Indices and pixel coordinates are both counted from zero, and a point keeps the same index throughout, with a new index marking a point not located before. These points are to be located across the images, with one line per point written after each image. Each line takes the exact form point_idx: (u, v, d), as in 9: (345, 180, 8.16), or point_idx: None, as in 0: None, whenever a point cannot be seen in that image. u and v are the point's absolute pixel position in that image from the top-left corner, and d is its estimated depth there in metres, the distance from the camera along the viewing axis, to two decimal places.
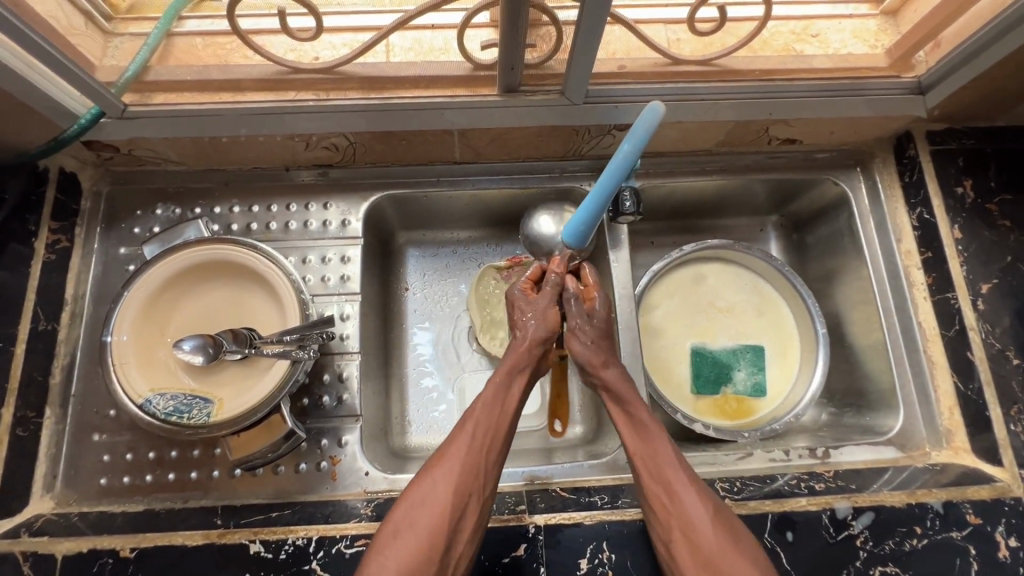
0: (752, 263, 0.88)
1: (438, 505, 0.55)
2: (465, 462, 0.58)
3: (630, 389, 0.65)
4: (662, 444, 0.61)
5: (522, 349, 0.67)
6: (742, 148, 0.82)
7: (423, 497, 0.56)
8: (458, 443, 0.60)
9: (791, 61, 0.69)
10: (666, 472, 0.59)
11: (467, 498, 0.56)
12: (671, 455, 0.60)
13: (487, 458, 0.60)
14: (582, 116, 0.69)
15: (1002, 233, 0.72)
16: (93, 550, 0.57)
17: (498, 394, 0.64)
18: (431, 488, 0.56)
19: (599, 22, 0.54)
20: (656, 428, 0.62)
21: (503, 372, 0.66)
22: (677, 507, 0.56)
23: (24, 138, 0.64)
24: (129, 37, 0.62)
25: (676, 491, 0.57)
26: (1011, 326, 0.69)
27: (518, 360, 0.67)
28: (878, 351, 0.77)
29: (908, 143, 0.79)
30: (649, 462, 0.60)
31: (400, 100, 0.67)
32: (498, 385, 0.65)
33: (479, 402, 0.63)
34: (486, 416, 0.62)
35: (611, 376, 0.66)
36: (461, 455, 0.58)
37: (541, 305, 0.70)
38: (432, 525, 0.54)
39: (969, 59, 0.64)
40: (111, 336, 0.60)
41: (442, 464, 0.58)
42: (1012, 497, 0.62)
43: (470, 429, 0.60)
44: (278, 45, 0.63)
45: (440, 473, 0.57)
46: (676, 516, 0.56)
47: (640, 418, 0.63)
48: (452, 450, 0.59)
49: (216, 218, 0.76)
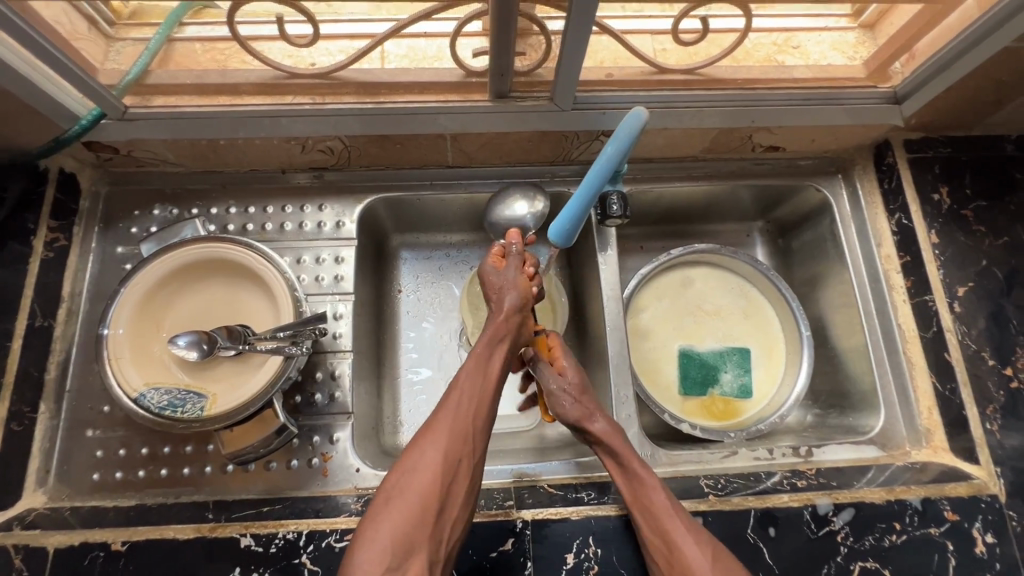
0: (738, 267, 0.90)
1: (429, 472, 0.57)
2: (452, 431, 0.60)
3: (621, 442, 0.64)
4: (656, 493, 0.60)
5: (499, 322, 0.68)
6: (727, 155, 0.84)
7: (414, 468, 0.57)
8: (444, 413, 0.61)
9: (772, 71, 0.72)
10: (660, 521, 0.58)
11: (457, 462, 0.58)
12: (666, 502, 0.60)
13: (473, 421, 0.61)
14: (571, 121, 0.71)
15: (977, 238, 0.75)
16: (84, 543, 0.58)
17: (479, 364, 0.64)
18: (420, 462, 0.58)
19: (586, 30, 0.57)
20: (651, 478, 0.61)
21: (484, 342, 0.66)
22: (674, 552, 0.56)
23: (26, 138, 0.65)
24: (131, 42, 0.63)
25: (673, 538, 0.57)
26: (986, 327, 0.71)
27: (498, 330, 0.67)
28: (860, 352, 0.79)
29: (887, 150, 0.81)
30: (642, 508, 0.60)
31: (394, 104, 0.69)
32: (478, 356, 0.65)
33: (461, 375, 0.64)
34: (469, 386, 0.63)
35: (599, 428, 0.66)
36: (447, 425, 0.60)
37: (512, 276, 0.71)
38: (423, 494, 0.56)
39: (941, 71, 0.67)
40: (108, 329, 0.61)
41: (431, 434, 0.59)
42: (988, 494, 0.64)
43: (455, 398, 0.62)
44: (276, 51, 0.65)
45: (429, 443, 0.59)
46: (672, 558, 0.56)
47: (632, 468, 0.62)
48: (439, 422, 0.60)
49: (213, 218, 0.78)
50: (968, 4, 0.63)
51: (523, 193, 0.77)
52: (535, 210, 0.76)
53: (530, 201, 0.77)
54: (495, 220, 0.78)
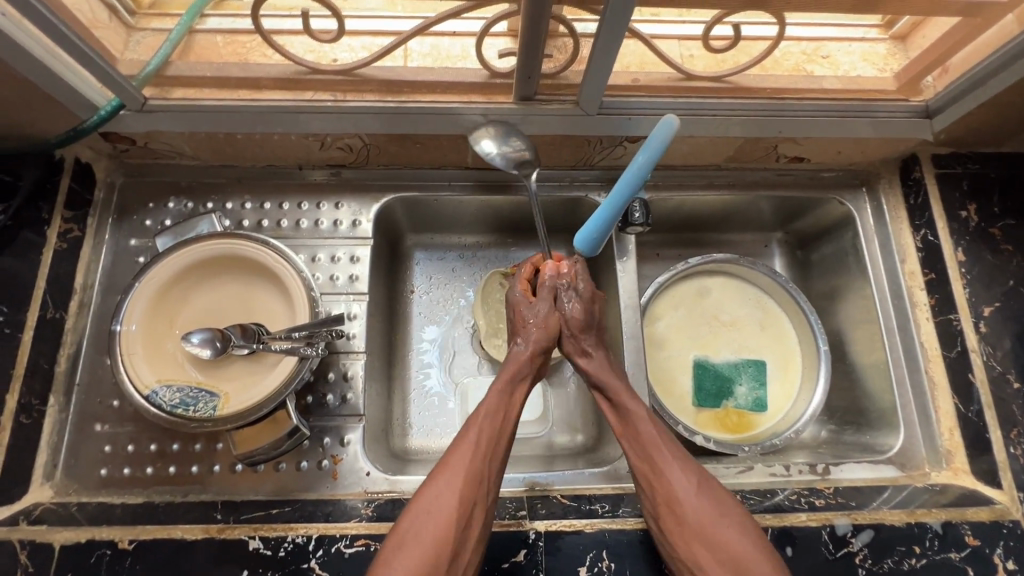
0: (756, 278, 0.88)
1: (443, 515, 0.54)
2: (469, 472, 0.58)
3: (611, 378, 0.67)
4: (642, 422, 0.63)
5: (521, 361, 0.67)
6: (751, 164, 0.83)
7: (428, 507, 0.55)
8: (461, 451, 0.59)
9: (802, 81, 0.70)
10: (649, 453, 0.61)
11: (472, 507, 0.56)
12: (653, 434, 0.62)
13: (490, 464, 0.59)
14: (595, 125, 0.69)
15: (1004, 257, 0.74)
16: (91, 540, 0.57)
17: (502, 400, 0.64)
18: (435, 498, 0.55)
19: (617, 37, 0.56)
20: (637, 406, 0.64)
21: (504, 381, 0.66)
22: (660, 479, 0.59)
23: (44, 126, 0.64)
24: (152, 32, 0.65)
25: (659, 466, 0.60)
26: (1012, 348, 0.70)
27: (519, 370, 0.67)
28: (880, 369, 0.78)
29: (914, 165, 0.80)
30: (631, 437, 0.63)
31: (416, 104, 0.67)
32: (501, 390, 0.64)
33: (482, 410, 0.63)
34: (489, 426, 0.61)
35: (592, 366, 0.68)
36: (465, 464, 0.58)
37: (540, 309, 0.70)
38: (438, 535, 0.53)
39: (977, 86, 0.66)
40: (121, 325, 0.60)
41: (446, 473, 0.57)
42: (1011, 520, 0.63)
43: (474, 433, 0.60)
44: (299, 45, 0.65)
45: (444, 481, 0.57)
46: (659, 487, 0.59)
47: (620, 401, 0.65)
48: (455, 460, 0.58)
49: (228, 213, 0.77)
50: (1006, 19, 0.62)
51: (505, 136, 0.69)
52: (506, 153, 0.69)
53: (504, 142, 0.69)
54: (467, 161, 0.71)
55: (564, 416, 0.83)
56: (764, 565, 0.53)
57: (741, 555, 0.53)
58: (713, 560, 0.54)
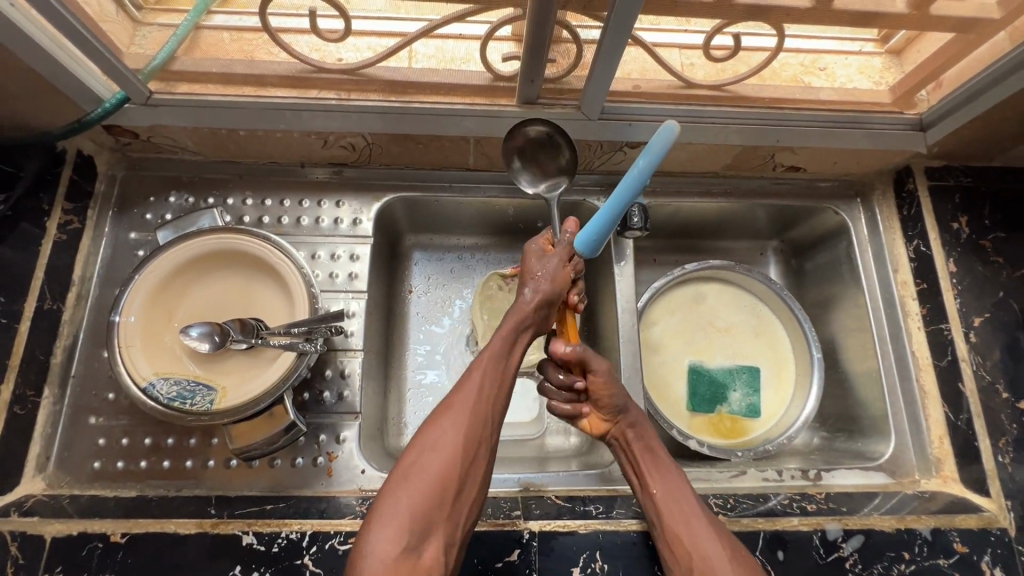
0: (751, 285, 0.89)
1: (448, 452, 0.54)
2: (472, 411, 0.57)
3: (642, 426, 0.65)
4: (676, 480, 0.61)
5: (528, 314, 0.63)
6: (748, 172, 0.84)
7: (433, 445, 0.55)
8: (463, 393, 0.58)
9: (798, 92, 0.71)
10: (683, 511, 0.58)
11: (476, 443, 0.56)
12: (686, 493, 0.60)
13: (494, 401, 0.59)
14: (596, 132, 0.71)
15: (995, 269, 0.75)
16: (83, 533, 0.57)
17: (505, 345, 0.61)
18: (441, 438, 0.55)
19: (622, 43, 0.56)
20: (671, 464, 0.63)
21: (508, 328, 0.62)
22: (695, 541, 0.56)
23: (48, 118, 0.65)
24: (157, 27, 0.63)
25: (695, 527, 0.57)
26: (1001, 359, 0.72)
27: (524, 318, 0.63)
28: (872, 378, 0.79)
29: (908, 177, 0.81)
30: (664, 491, 0.60)
31: (418, 104, 0.69)
32: (505, 337, 0.62)
33: (486, 353, 0.61)
34: (492, 367, 0.60)
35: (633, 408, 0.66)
36: (468, 404, 0.57)
37: (550, 264, 0.65)
38: (443, 472, 0.53)
39: (971, 100, 0.67)
40: (119, 316, 0.60)
41: (450, 414, 0.57)
42: (999, 527, 0.64)
43: (477, 376, 0.59)
44: (303, 44, 0.64)
45: (449, 421, 0.56)
46: (690, 544, 0.56)
47: (655, 454, 0.63)
48: (459, 401, 0.57)
49: (229, 209, 0.77)
50: (999, 36, 0.63)
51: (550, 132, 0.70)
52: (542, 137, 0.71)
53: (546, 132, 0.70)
54: (520, 127, 0.70)
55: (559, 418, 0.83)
56: None
57: None
58: None
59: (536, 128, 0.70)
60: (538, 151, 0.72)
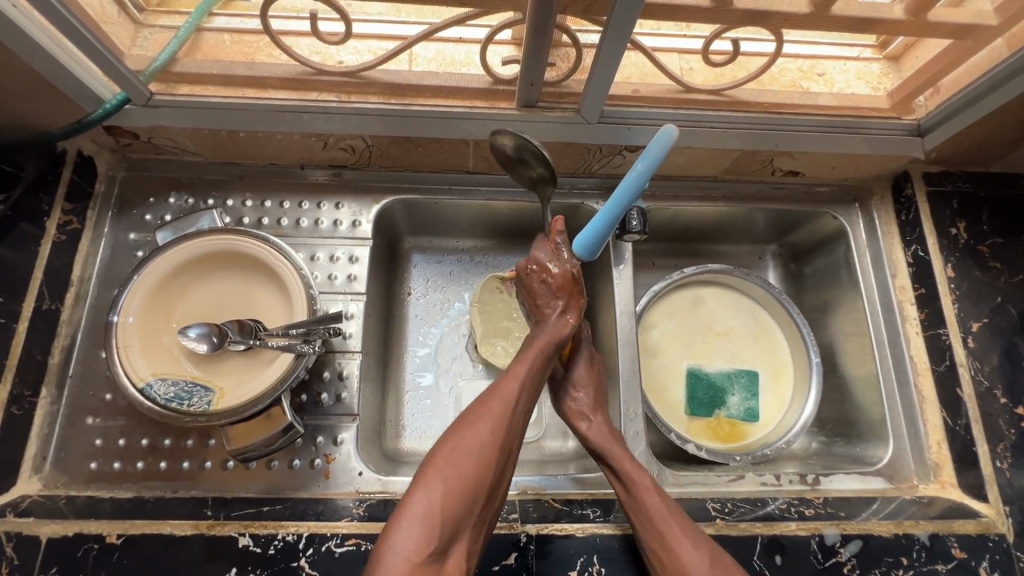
0: (749, 289, 0.90)
1: (483, 458, 0.52)
2: (508, 418, 0.55)
3: (612, 445, 0.65)
4: (649, 495, 0.59)
5: (562, 334, 0.64)
6: (746, 176, 0.84)
7: (467, 448, 0.52)
8: (499, 397, 0.56)
9: (796, 97, 0.71)
10: (658, 529, 0.57)
11: (508, 452, 0.54)
12: (662, 507, 0.58)
13: (524, 410, 0.58)
14: (595, 135, 0.71)
15: (992, 274, 0.75)
16: (79, 534, 0.56)
17: (542, 357, 0.61)
18: (478, 439, 0.53)
19: (620, 46, 0.57)
20: (645, 480, 0.60)
21: (542, 342, 0.63)
22: (673, 560, 0.55)
23: (49, 118, 0.65)
24: (159, 29, 0.63)
25: (671, 545, 0.56)
26: (999, 364, 0.72)
27: (557, 333, 0.64)
28: (870, 383, 0.79)
29: (906, 182, 0.81)
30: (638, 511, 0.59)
31: (419, 107, 0.69)
32: (542, 349, 0.62)
33: (523, 362, 0.60)
34: (527, 376, 0.59)
35: (592, 431, 0.66)
36: (506, 409, 0.55)
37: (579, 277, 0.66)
38: (477, 478, 0.51)
39: (967, 106, 0.68)
40: (118, 317, 0.60)
41: (487, 418, 0.54)
42: (996, 533, 0.64)
43: (515, 383, 0.57)
44: (304, 47, 0.64)
45: (486, 425, 0.54)
46: (672, 566, 0.55)
47: (626, 472, 0.62)
48: (496, 405, 0.55)
49: (228, 210, 0.77)
50: (996, 43, 0.63)
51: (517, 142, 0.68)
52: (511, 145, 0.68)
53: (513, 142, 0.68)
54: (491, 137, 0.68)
55: (558, 421, 0.83)
56: None
57: None
58: None
59: (505, 140, 0.68)
60: (513, 162, 0.71)
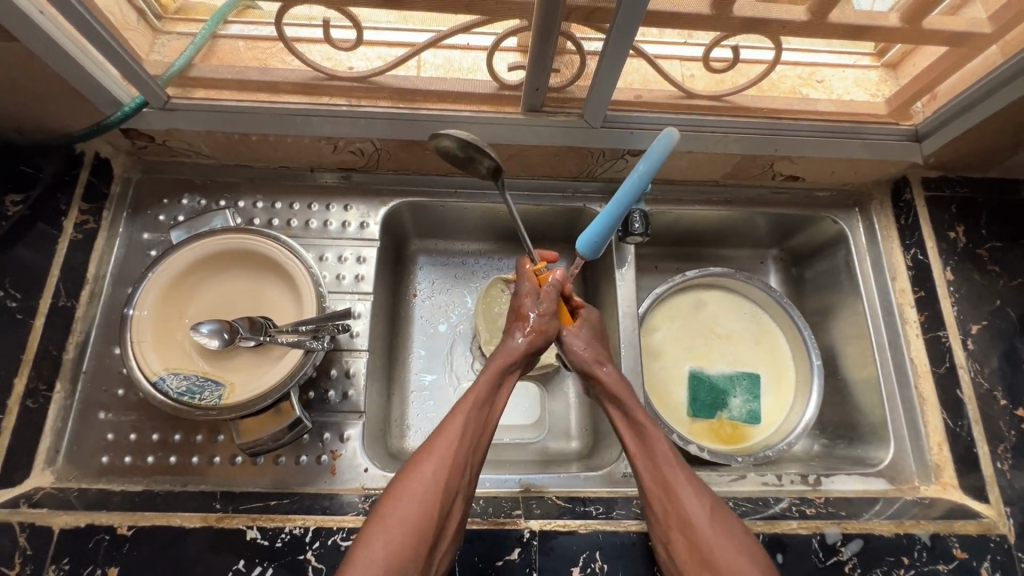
0: (751, 293, 0.91)
1: (427, 499, 0.53)
2: (453, 459, 0.56)
3: (629, 393, 0.66)
4: (658, 444, 0.62)
5: (515, 360, 0.66)
6: (746, 181, 0.86)
7: (413, 487, 0.53)
8: (444, 437, 0.57)
9: (796, 103, 0.73)
10: (664, 474, 0.59)
11: (454, 495, 0.55)
12: (669, 456, 0.61)
13: (473, 449, 0.59)
14: (598, 139, 0.73)
15: (991, 277, 0.76)
16: (90, 525, 0.57)
17: (489, 392, 0.62)
18: (422, 480, 0.54)
19: (622, 54, 0.59)
20: (655, 430, 0.63)
21: (491, 373, 0.64)
22: (674, 507, 0.57)
23: (70, 120, 0.67)
24: (176, 36, 0.65)
25: (673, 492, 0.58)
26: (998, 366, 0.72)
27: (509, 361, 0.65)
28: (871, 385, 0.79)
29: (905, 187, 0.83)
30: (646, 458, 0.62)
31: (427, 111, 0.70)
32: (491, 380, 0.63)
33: (469, 398, 0.61)
34: (473, 415, 0.60)
35: (610, 376, 0.68)
36: (450, 449, 0.56)
37: (551, 308, 0.68)
38: (421, 522, 0.52)
39: (963, 112, 0.69)
40: (133, 310, 0.62)
41: (432, 457, 0.55)
42: (998, 534, 0.64)
43: (459, 423, 0.58)
44: (316, 53, 0.66)
45: (430, 466, 0.55)
46: (672, 510, 0.57)
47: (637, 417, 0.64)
48: (441, 444, 0.56)
49: (240, 211, 0.79)
50: (991, 50, 0.65)
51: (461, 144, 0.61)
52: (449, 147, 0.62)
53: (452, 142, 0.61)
54: (431, 137, 0.61)
55: (561, 422, 0.84)
56: None
57: None
58: None
59: (445, 141, 0.61)
60: (457, 161, 0.64)
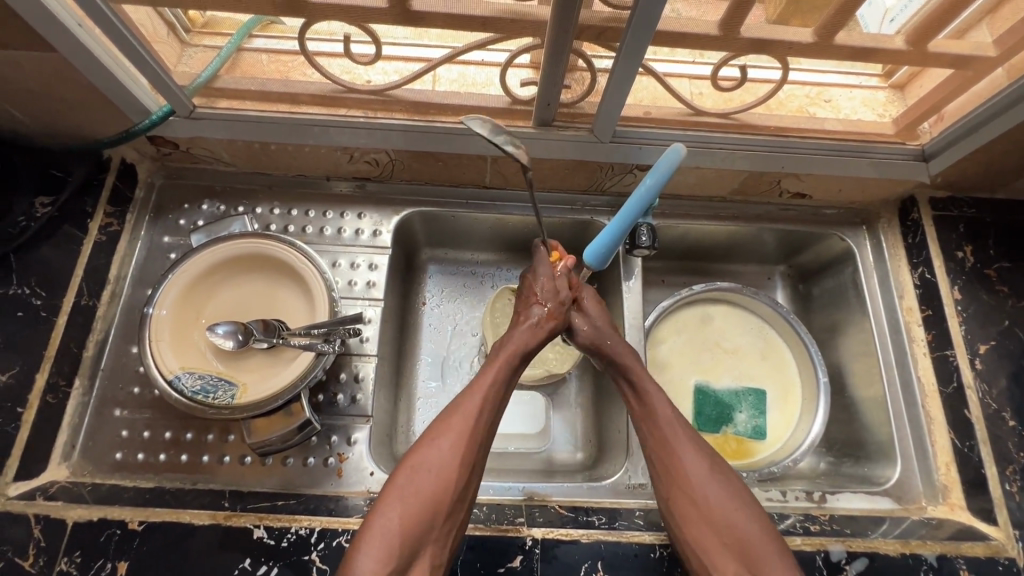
0: (757, 308, 0.91)
1: (443, 472, 0.55)
2: (470, 437, 0.57)
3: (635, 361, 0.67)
4: (662, 404, 0.64)
5: (527, 340, 0.66)
6: (754, 197, 0.87)
7: (429, 461, 0.55)
8: (461, 414, 0.58)
9: (804, 122, 0.74)
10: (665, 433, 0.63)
11: (471, 469, 0.57)
12: (674, 419, 0.63)
13: (490, 426, 0.60)
14: (606, 153, 0.74)
15: (1000, 298, 0.76)
16: (103, 519, 0.59)
17: (506, 375, 0.63)
18: (437, 455, 0.56)
19: (632, 71, 0.60)
20: (659, 392, 0.65)
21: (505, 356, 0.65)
22: (677, 467, 0.61)
23: (100, 127, 0.70)
24: (203, 49, 0.68)
25: (674, 450, 0.62)
26: (1007, 387, 0.72)
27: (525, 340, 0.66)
28: (878, 403, 0.79)
29: (912, 207, 0.83)
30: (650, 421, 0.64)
31: (441, 124, 0.72)
32: (504, 365, 0.64)
33: (485, 378, 0.62)
34: (491, 395, 0.61)
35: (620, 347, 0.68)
36: (467, 426, 0.58)
37: (563, 296, 0.69)
38: (437, 494, 0.54)
39: (970, 133, 0.70)
40: (153, 309, 0.64)
41: (448, 432, 0.57)
42: (1006, 557, 0.63)
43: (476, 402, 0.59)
44: (336, 66, 0.69)
45: (446, 441, 0.56)
46: (674, 468, 0.61)
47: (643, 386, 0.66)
48: (455, 422, 0.58)
49: (257, 217, 0.82)
50: (997, 73, 0.66)
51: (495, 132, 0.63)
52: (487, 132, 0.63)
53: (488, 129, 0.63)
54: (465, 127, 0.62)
55: (565, 432, 0.84)
56: (767, 546, 0.56)
57: (745, 535, 0.57)
58: (718, 541, 0.57)
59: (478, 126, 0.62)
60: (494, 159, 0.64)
